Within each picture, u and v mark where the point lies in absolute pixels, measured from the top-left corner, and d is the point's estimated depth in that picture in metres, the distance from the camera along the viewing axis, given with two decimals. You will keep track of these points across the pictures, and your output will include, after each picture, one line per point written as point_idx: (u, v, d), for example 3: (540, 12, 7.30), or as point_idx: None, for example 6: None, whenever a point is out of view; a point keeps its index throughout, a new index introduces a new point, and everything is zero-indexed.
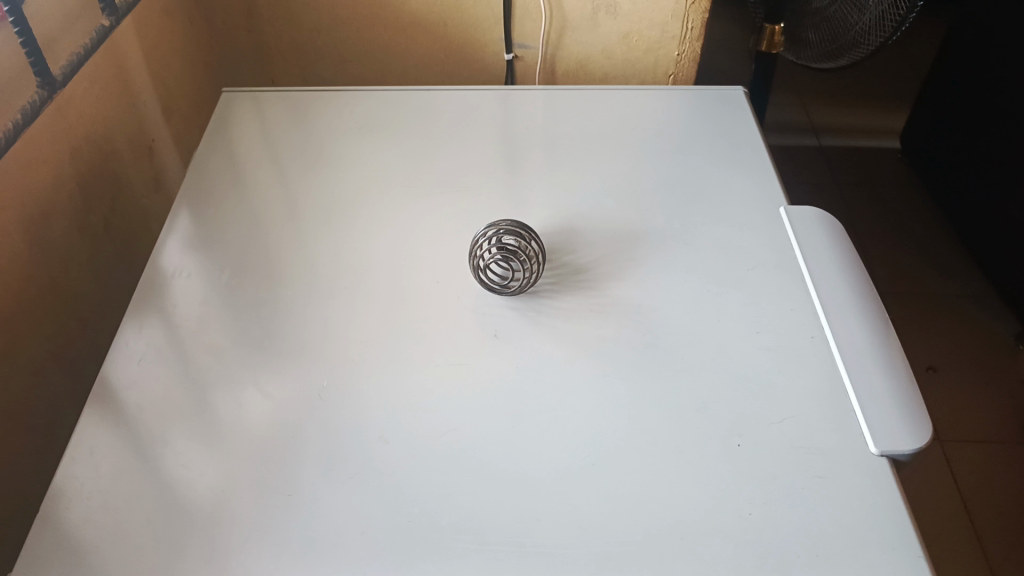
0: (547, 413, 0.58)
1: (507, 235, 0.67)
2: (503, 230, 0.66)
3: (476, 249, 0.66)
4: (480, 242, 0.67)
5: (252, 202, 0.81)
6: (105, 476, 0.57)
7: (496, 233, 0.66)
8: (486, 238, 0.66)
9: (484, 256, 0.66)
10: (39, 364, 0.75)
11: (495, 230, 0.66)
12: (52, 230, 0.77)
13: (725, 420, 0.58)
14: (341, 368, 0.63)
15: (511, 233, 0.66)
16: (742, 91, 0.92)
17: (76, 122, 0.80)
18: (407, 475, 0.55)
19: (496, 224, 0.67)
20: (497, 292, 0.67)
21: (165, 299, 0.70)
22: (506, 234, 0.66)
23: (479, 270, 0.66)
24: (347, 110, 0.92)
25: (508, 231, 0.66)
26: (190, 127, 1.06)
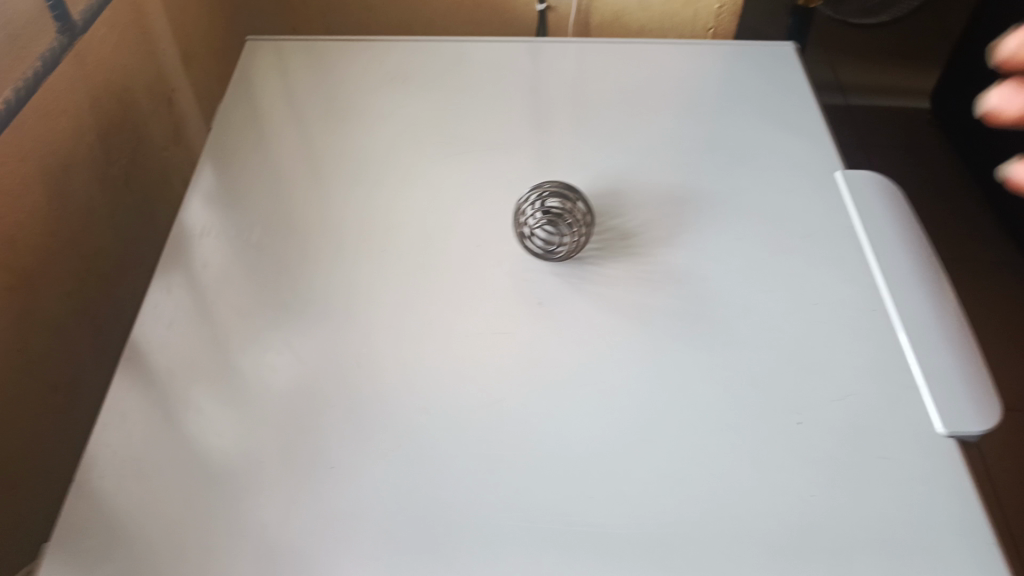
0: (595, 387, 0.56)
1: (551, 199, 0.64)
2: (547, 194, 0.64)
3: (520, 216, 0.64)
4: (523, 208, 0.64)
5: (278, 157, 0.77)
6: (137, 443, 0.55)
7: (540, 198, 0.64)
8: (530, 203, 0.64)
9: (529, 222, 0.63)
10: (62, 322, 0.73)
11: (537, 195, 0.64)
12: (72, 183, 0.74)
13: (782, 396, 0.55)
14: (376, 335, 0.61)
15: (555, 197, 0.64)
16: (791, 47, 0.88)
17: (94, 69, 0.77)
18: (450, 449, 0.53)
19: (540, 188, 0.64)
20: (543, 258, 0.63)
21: (192, 259, 0.67)
22: (550, 198, 0.64)
23: (524, 236, 0.63)
24: (373, 62, 0.88)
25: (551, 195, 0.64)
26: (209, 76, 1.02)
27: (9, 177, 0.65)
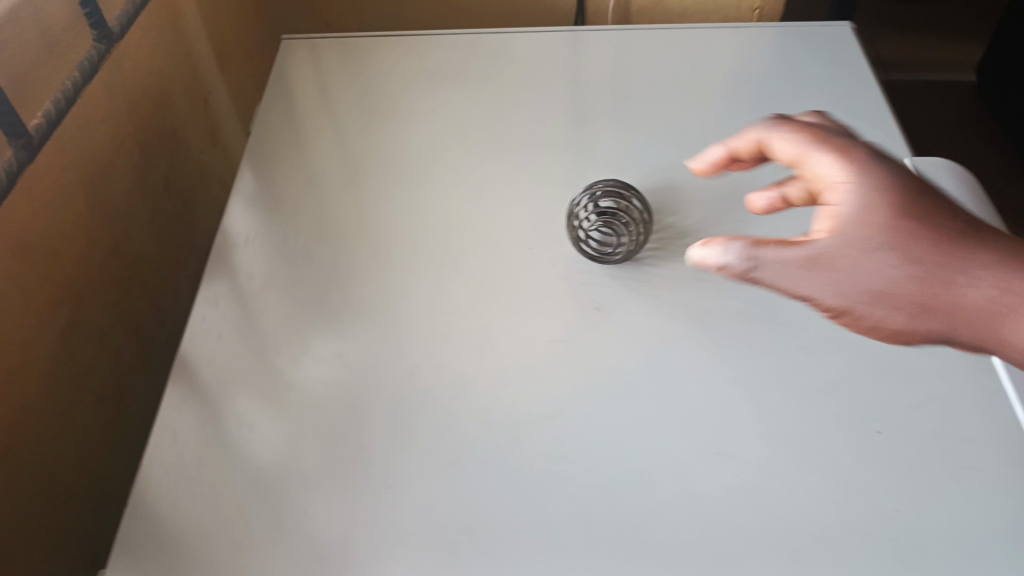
0: (660, 396, 0.53)
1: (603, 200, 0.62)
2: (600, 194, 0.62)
3: (573, 221, 0.61)
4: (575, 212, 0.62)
5: (319, 159, 0.75)
6: (191, 464, 0.54)
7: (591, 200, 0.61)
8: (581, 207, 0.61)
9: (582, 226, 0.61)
10: (108, 333, 0.72)
11: (588, 198, 0.62)
12: (112, 191, 0.72)
13: (859, 403, 0.52)
14: (430, 345, 0.59)
15: (607, 198, 0.61)
16: (847, 28, 0.84)
17: (132, 74, 0.75)
18: (512, 464, 0.51)
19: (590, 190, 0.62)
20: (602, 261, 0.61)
21: (238, 269, 0.66)
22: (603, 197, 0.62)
23: (579, 242, 0.61)
24: (411, 57, 0.85)
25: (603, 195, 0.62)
26: (244, 75, 1.01)
27: (52, 187, 0.64)
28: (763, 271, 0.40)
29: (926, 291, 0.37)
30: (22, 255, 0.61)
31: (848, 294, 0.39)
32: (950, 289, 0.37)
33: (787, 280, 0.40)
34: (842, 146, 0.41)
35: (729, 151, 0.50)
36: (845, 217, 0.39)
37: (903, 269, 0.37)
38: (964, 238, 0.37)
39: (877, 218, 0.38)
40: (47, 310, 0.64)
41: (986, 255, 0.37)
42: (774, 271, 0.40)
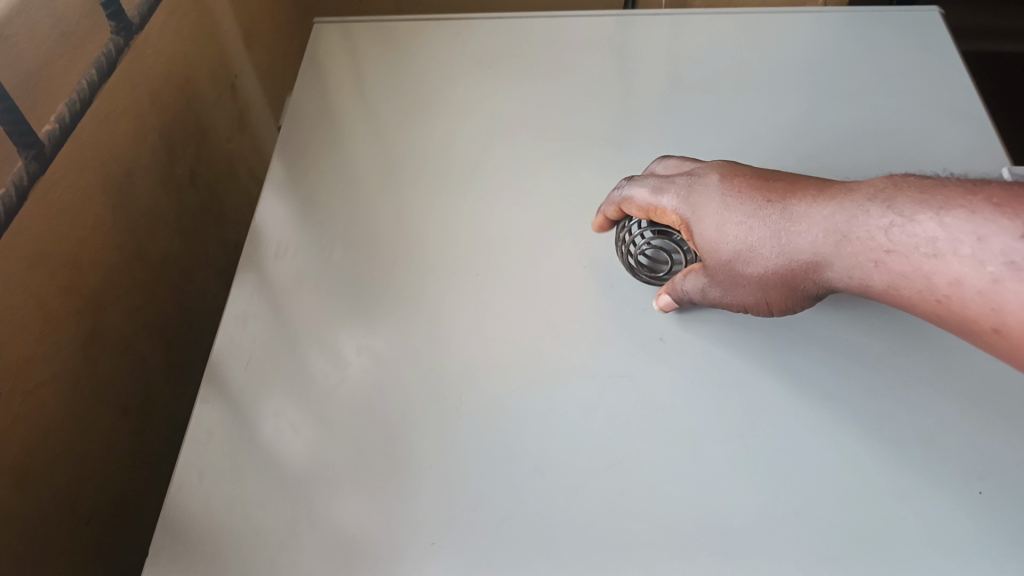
0: (733, 443, 0.49)
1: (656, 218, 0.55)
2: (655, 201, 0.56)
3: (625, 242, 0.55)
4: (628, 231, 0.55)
5: (356, 159, 0.70)
6: (221, 505, 0.50)
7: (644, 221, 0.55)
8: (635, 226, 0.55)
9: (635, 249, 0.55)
10: (131, 341, 0.68)
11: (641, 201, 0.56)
12: (135, 190, 0.68)
13: (961, 456, 0.47)
14: (477, 376, 0.53)
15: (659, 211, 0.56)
16: (935, 12, 0.76)
17: (155, 61, 0.70)
18: (570, 518, 0.47)
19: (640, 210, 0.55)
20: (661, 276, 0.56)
21: (270, 282, 0.61)
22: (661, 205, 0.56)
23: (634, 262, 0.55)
24: (456, 43, 0.79)
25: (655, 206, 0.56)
26: (274, 56, 0.96)
27: (70, 190, 0.59)
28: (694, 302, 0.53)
29: (787, 276, 0.48)
30: (39, 265, 0.56)
31: (743, 297, 0.50)
32: (802, 267, 0.47)
33: (710, 301, 0.52)
34: (664, 181, 0.54)
35: (622, 209, 0.56)
36: (696, 245, 0.51)
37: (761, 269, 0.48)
38: (780, 226, 0.47)
39: (721, 240, 0.49)
40: (65, 323, 0.60)
41: (800, 232, 0.46)
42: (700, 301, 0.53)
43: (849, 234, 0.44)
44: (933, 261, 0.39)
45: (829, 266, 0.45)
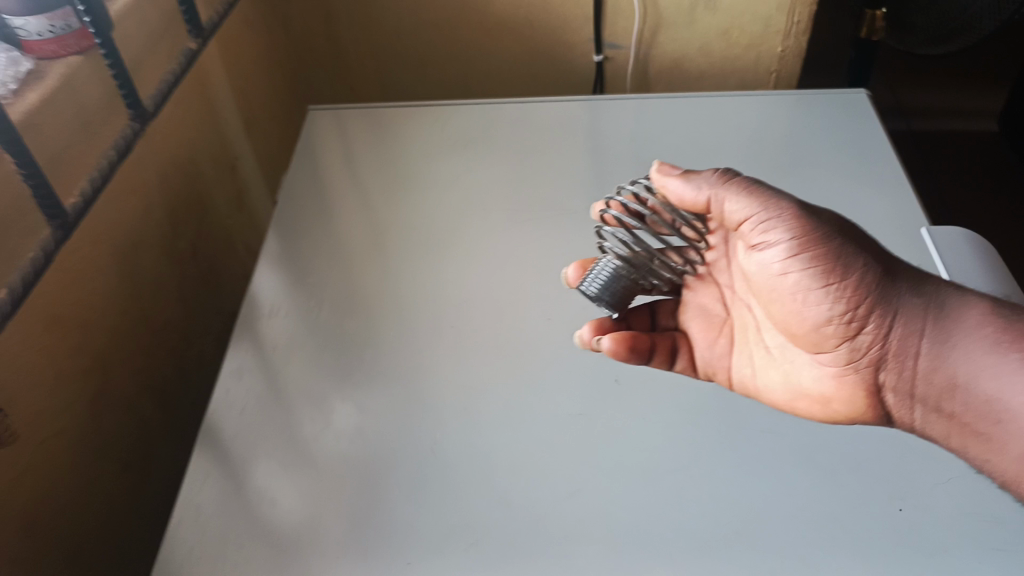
0: (681, 471, 0.54)
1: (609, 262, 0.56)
2: (589, 294, 0.56)
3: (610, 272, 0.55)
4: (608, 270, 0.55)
5: (343, 229, 0.77)
6: (213, 537, 0.54)
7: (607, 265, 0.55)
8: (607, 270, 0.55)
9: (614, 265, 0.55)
10: (133, 398, 0.73)
11: (591, 279, 0.56)
12: (142, 260, 0.74)
13: (883, 480, 0.53)
14: (450, 418, 0.59)
15: (628, 270, 0.55)
16: (861, 93, 0.86)
17: (163, 145, 0.78)
18: (535, 542, 0.52)
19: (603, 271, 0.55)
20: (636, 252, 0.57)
21: (263, 339, 0.67)
22: (602, 303, 0.55)
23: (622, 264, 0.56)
24: (437, 127, 0.88)
25: (599, 288, 0.55)
26: (271, 140, 1.05)
27: (82, 258, 0.65)
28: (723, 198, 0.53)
29: (882, 285, 0.50)
30: (53, 326, 0.62)
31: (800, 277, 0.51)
32: (895, 292, 0.50)
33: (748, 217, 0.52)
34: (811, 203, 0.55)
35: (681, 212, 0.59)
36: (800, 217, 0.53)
37: (870, 267, 0.50)
38: (909, 272, 0.51)
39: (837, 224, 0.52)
40: (75, 380, 0.65)
41: (918, 288, 0.51)
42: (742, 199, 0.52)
43: (967, 322, 0.49)
44: (1000, 385, 0.46)
45: (929, 323, 0.50)
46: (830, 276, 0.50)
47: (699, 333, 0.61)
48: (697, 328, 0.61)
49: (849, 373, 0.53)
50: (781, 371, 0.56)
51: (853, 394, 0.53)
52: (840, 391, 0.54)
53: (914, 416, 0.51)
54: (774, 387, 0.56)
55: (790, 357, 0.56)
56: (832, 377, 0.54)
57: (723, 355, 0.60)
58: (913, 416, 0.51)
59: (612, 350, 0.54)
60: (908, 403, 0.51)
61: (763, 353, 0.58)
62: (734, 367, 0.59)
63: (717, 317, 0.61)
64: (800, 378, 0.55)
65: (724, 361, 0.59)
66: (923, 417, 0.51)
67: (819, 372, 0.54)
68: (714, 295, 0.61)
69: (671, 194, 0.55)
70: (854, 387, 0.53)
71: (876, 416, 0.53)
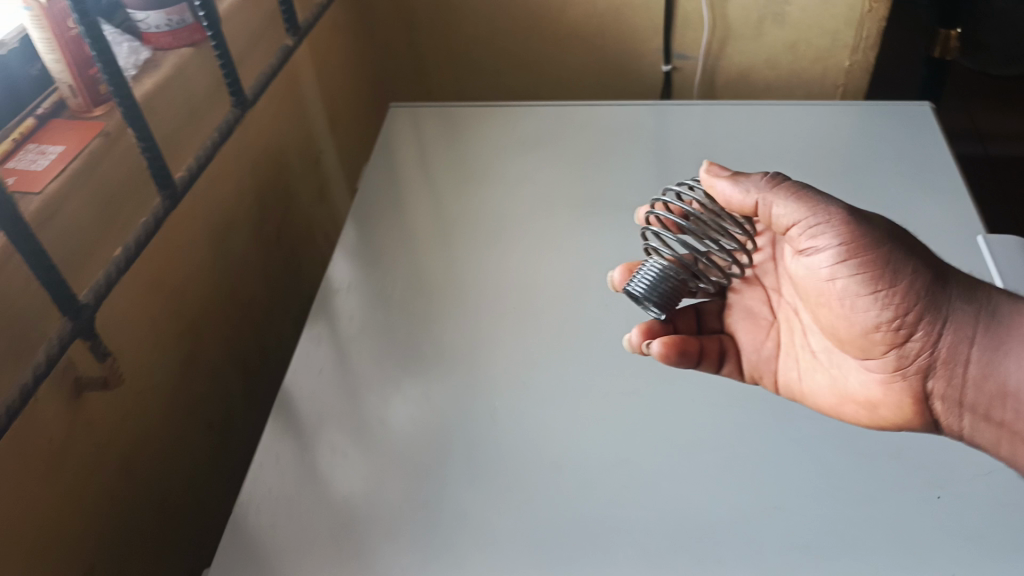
0: (723, 453, 0.57)
1: (654, 266, 0.59)
2: (636, 295, 0.59)
3: (654, 275, 0.58)
4: (652, 274, 0.59)
5: (414, 218, 0.82)
6: (290, 485, 0.60)
7: (653, 268, 0.59)
8: (652, 273, 0.59)
9: (658, 269, 0.59)
10: (219, 365, 0.79)
11: (637, 281, 0.59)
12: (234, 238, 0.81)
13: (922, 471, 0.55)
14: (509, 394, 0.63)
15: (674, 271, 0.58)
16: (925, 107, 0.88)
17: (257, 135, 0.85)
18: (584, 506, 0.55)
19: (648, 272, 0.59)
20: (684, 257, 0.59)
21: (337, 313, 0.73)
22: (648, 304, 0.58)
23: (664, 268, 0.59)
24: (509, 126, 0.92)
25: (645, 289, 0.58)
26: (352, 137, 1.11)
27: (183, 232, 0.72)
28: (772, 204, 0.55)
29: (932, 294, 0.52)
30: (156, 290, 0.69)
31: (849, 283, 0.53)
32: (946, 299, 0.52)
33: (797, 223, 0.55)
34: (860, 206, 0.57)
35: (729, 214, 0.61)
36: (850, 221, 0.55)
37: (921, 274, 0.52)
38: (961, 278, 0.53)
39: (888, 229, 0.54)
40: (172, 342, 0.71)
41: (969, 295, 0.53)
42: (790, 206, 0.54)
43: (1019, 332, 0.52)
44: None
45: (980, 333, 0.52)
46: (879, 282, 0.52)
47: (746, 336, 0.65)
48: (743, 330, 0.65)
49: (896, 380, 0.56)
50: (829, 376, 0.59)
51: (900, 400, 0.56)
52: (888, 397, 0.56)
53: (962, 424, 0.53)
54: (821, 392, 0.59)
55: (837, 363, 0.59)
56: (879, 383, 0.57)
57: (770, 358, 0.63)
58: (962, 423, 0.53)
59: (663, 354, 0.56)
60: (956, 411, 0.54)
61: (809, 356, 0.61)
62: (780, 371, 0.62)
63: (763, 319, 0.65)
64: (847, 383, 0.58)
65: (771, 364, 0.63)
66: (972, 424, 0.53)
67: (866, 378, 0.57)
68: (759, 297, 0.65)
69: (719, 195, 0.58)
70: (901, 393, 0.56)
71: (925, 423, 0.56)
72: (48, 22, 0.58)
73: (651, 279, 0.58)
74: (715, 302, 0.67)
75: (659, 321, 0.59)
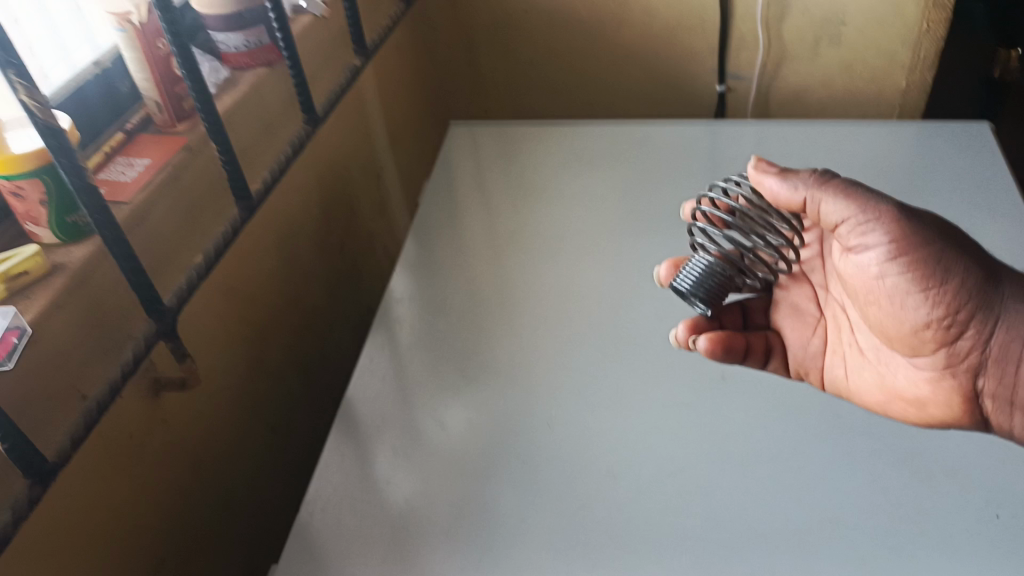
0: (775, 465, 0.58)
1: (701, 259, 0.61)
2: (683, 291, 0.61)
3: (701, 269, 0.60)
4: (698, 267, 0.60)
5: (471, 232, 0.85)
6: (351, 485, 0.62)
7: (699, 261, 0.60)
8: (698, 266, 0.60)
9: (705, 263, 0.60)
10: (283, 370, 0.83)
11: (684, 276, 0.61)
12: (300, 249, 0.85)
13: (980, 489, 0.55)
14: (564, 402, 0.65)
15: (720, 267, 0.60)
16: (986, 127, 0.87)
17: (324, 150, 0.88)
18: (638, 513, 0.56)
19: (695, 265, 0.61)
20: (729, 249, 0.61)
21: (397, 321, 0.75)
22: (695, 299, 0.60)
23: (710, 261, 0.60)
24: (565, 144, 0.95)
25: (692, 284, 0.60)
26: (412, 154, 1.15)
27: (255, 242, 0.76)
28: (821, 201, 0.56)
29: (985, 293, 0.53)
30: (228, 297, 0.72)
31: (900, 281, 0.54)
32: (999, 297, 0.53)
33: (846, 220, 0.55)
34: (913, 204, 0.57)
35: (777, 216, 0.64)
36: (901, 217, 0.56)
37: (975, 274, 0.52)
38: (1016, 276, 0.53)
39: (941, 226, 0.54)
40: (241, 347, 0.75)
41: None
42: (839, 202, 0.54)
43: None
44: None
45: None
46: (929, 281, 0.53)
47: (793, 332, 0.67)
48: (790, 327, 0.67)
49: (946, 378, 0.57)
50: (876, 374, 0.61)
51: (949, 399, 0.57)
52: (937, 396, 0.57)
53: (1014, 424, 0.53)
54: (867, 389, 0.61)
55: (885, 361, 0.61)
56: (928, 382, 0.58)
57: (817, 355, 0.65)
58: (1012, 423, 0.53)
59: (709, 350, 0.59)
60: (1006, 410, 0.54)
61: (857, 354, 0.63)
62: (827, 368, 0.64)
63: (811, 317, 0.67)
64: (895, 382, 0.60)
65: (817, 361, 0.65)
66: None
67: (915, 376, 0.58)
68: (806, 293, 0.67)
69: (767, 191, 0.59)
70: (950, 392, 0.57)
71: (974, 421, 0.56)
72: (139, 42, 0.63)
73: (697, 273, 0.60)
74: (761, 299, 0.70)
75: (706, 317, 0.62)
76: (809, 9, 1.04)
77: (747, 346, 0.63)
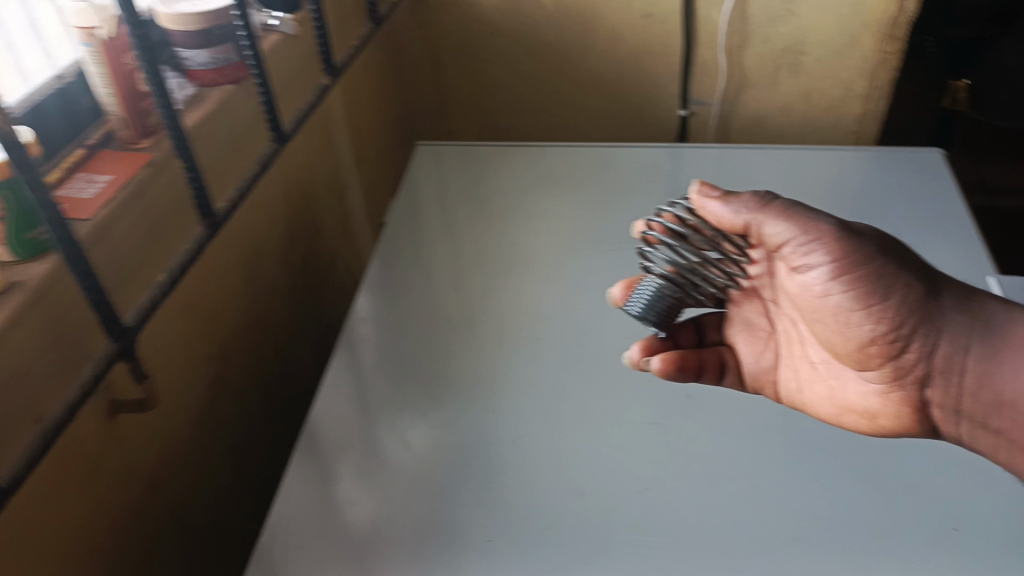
0: (741, 484, 0.59)
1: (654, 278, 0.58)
2: (635, 314, 0.59)
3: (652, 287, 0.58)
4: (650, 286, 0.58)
5: (435, 252, 0.85)
6: (315, 508, 0.61)
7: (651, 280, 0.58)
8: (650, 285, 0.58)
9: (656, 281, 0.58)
10: (244, 390, 0.81)
11: (636, 297, 0.59)
12: (263, 267, 0.84)
13: (938, 505, 0.57)
14: (530, 422, 0.65)
15: (671, 289, 0.57)
16: (936, 155, 0.91)
17: (290, 169, 0.88)
18: (607, 531, 0.56)
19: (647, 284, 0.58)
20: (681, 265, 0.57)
21: (360, 341, 0.75)
22: (648, 323, 0.58)
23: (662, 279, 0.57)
24: (529, 166, 0.96)
25: (643, 308, 0.58)
26: (376, 173, 1.15)
27: (218, 260, 0.75)
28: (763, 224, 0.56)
29: (926, 307, 0.54)
30: (191, 315, 0.71)
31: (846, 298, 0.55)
32: (938, 310, 0.54)
33: (788, 241, 0.56)
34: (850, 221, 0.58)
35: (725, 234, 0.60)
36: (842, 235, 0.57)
37: (915, 289, 0.54)
38: (953, 288, 0.55)
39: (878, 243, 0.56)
40: (203, 366, 0.73)
41: (961, 305, 0.55)
42: (779, 224, 0.55)
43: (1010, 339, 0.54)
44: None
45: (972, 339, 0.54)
46: (871, 298, 0.54)
47: (746, 347, 0.65)
48: (742, 342, 0.65)
49: (894, 390, 0.57)
50: (827, 388, 0.60)
51: (898, 409, 0.57)
52: (886, 407, 0.58)
53: (960, 431, 0.55)
54: (820, 404, 0.60)
55: (835, 374, 0.60)
56: (878, 394, 0.58)
57: (769, 369, 0.64)
58: (960, 430, 0.55)
59: (662, 371, 0.58)
60: (954, 419, 0.55)
61: (807, 367, 0.62)
62: (780, 381, 0.63)
63: (762, 331, 0.65)
64: (845, 394, 0.59)
65: (770, 375, 0.63)
66: (970, 431, 0.54)
67: (865, 389, 0.58)
68: (757, 309, 0.65)
69: (710, 215, 0.58)
70: (899, 403, 0.57)
71: (923, 430, 0.57)
72: (105, 56, 0.62)
73: (650, 292, 0.58)
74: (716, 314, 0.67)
75: (659, 339, 0.61)
76: (769, 38, 1.07)
77: (701, 363, 0.61)
